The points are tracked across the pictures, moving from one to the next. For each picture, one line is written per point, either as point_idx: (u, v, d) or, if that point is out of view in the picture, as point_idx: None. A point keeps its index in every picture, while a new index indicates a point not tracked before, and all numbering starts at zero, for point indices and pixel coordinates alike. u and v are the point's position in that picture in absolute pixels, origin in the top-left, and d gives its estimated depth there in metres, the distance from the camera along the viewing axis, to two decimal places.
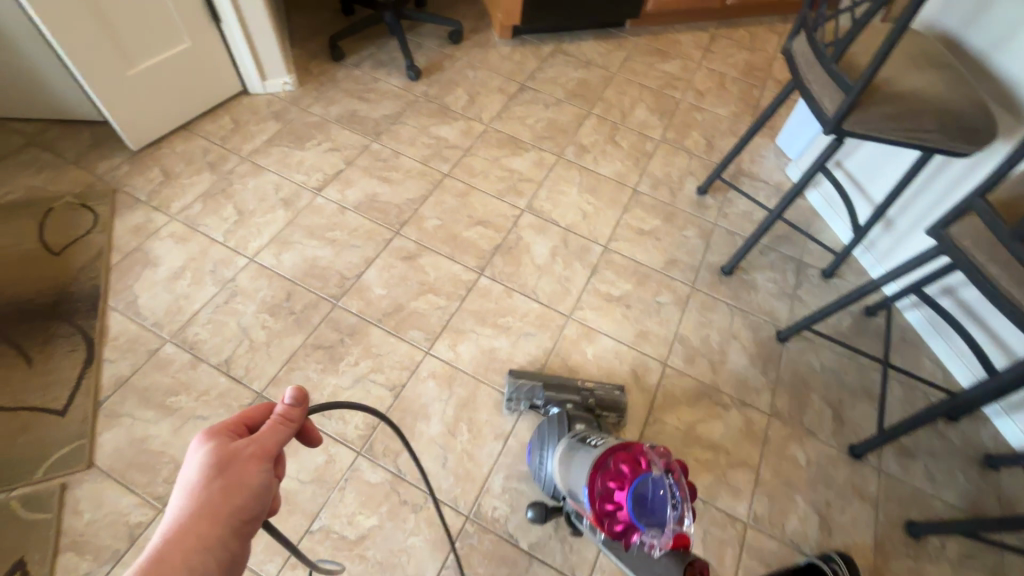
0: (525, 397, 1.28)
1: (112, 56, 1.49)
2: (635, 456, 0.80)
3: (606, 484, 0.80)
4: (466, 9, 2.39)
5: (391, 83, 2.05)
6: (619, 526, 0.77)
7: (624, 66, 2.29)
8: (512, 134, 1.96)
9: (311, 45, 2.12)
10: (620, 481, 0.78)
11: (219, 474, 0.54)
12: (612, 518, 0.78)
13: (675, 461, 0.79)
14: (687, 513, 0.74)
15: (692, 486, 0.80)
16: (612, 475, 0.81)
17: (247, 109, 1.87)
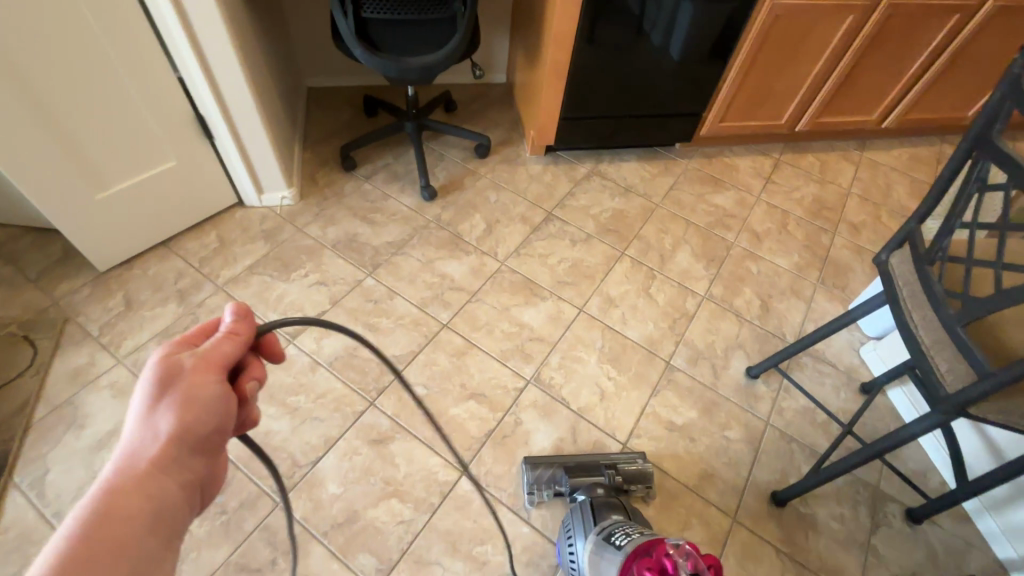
0: (547, 485, 1.23)
1: (77, 178, 1.33)
2: (658, 561, 0.80)
3: None
4: (498, 117, 2.20)
5: (402, 203, 1.85)
6: None
7: (668, 195, 2.02)
8: (528, 276, 1.69)
9: (323, 151, 1.95)
10: None
11: (166, 391, 0.53)
12: None
13: (703, 558, 0.76)
14: None
15: None
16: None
17: (237, 226, 1.70)
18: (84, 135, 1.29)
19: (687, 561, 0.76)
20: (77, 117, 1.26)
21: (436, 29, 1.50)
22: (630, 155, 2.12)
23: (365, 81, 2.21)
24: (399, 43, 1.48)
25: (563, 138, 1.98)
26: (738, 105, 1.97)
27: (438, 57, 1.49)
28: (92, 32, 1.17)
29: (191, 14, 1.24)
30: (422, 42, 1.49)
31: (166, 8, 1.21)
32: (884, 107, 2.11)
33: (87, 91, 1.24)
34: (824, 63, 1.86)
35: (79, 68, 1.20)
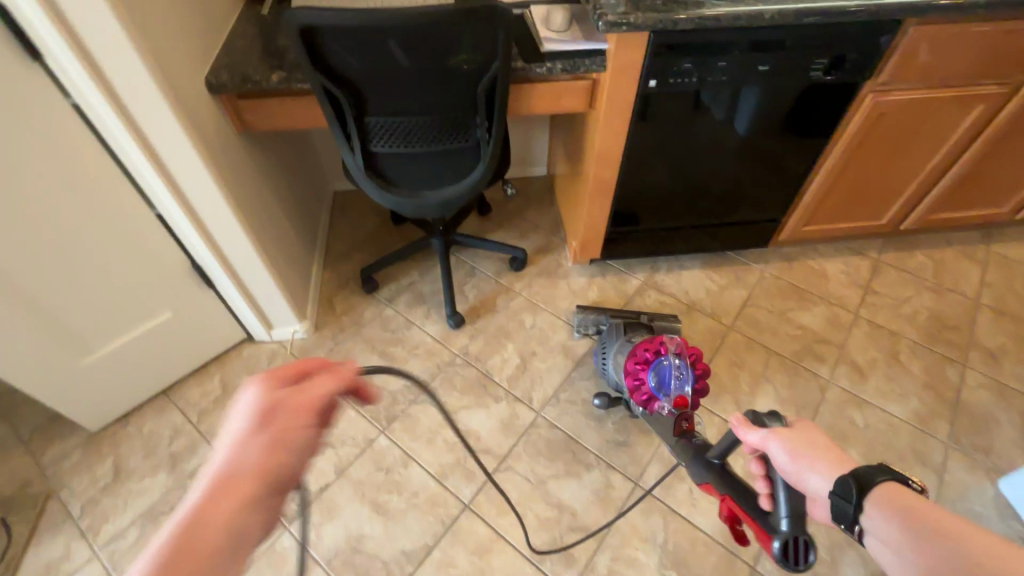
0: (592, 323, 1.57)
1: (59, 348, 1.20)
2: (656, 348, 1.27)
3: (636, 364, 1.26)
4: (537, 218, 1.96)
5: (425, 331, 1.63)
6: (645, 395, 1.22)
7: (741, 314, 1.68)
8: (569, 433, 1.40)
9: (344, 269, 1.78)
10: (645, 360, 1.25)
11: (263, 425, 0.47)
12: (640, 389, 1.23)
13: (682, 350, 1.25)
14: (686, 381, 1.19)
15: (697, 369, 1.24)
16: (639, 360, 1.27)
17: (243, 368, 1.53)
18: (63, 305, 1.16)
19: (675, 348, 1.26)
20: (54, 288, 1.13)
21: (455, 159, 1.28)
22: (692, 262, 1.80)
23: None
24: (412, 175, 1.29)
25: (612, 249, 1.70)
26: (827, 208, 1.62)
27: (455, 190, 1.31)
28: (64, 202, 1.06)
29: (175, 173, 1.10)
30: (441, 175, 1.29)
31: (146, 170, 1.08)
32: (1020, 199, 1.69)
33: (64, 261, 1.12)
34: (939, 157, 1.49)
35: (51, 241, 1.07)
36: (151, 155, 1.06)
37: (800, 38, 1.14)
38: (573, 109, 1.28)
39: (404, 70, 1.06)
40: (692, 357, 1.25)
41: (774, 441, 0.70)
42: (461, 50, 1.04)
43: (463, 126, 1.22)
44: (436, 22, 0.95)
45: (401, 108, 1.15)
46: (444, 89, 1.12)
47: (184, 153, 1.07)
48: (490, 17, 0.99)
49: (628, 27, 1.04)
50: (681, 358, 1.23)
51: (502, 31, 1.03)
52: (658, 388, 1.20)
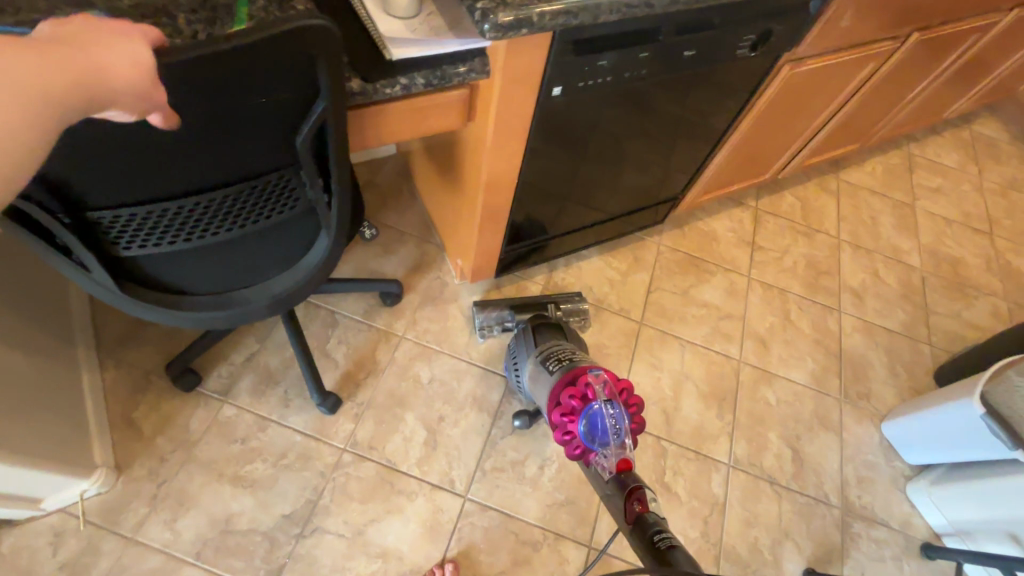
0: (496, 321, 1.36)
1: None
2: (583, 389, 0.97)
3: (562, 414, 0.96)
4: (399, 222, 1.53)
5: (291, 426, 1.21)
6: (577, 450, 0.92)
7: (649, 304, 1.55)
8: (506, 511, 1.20)
9: (137, 361, 1.22)
10: (570, 407, 0.95)
11: None
12: (571, 443, 0.94)
13: (615, 390, 0.96)
14: (625, 433, 0.91)
15: (636, 415, 0.97)
16: (565, 408, 0.96)
17: (11, 574, 1.00)
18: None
19: (604, 387, 0.97)
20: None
21: (279, 238, 0.81)
22: (590, 250, 1.59)
23: None
24: (210, 271, 0.79)
25: (506, 262, 1.39)
26: (722, 176, 1.48)
27: (289, 278, 0.85)
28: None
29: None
30: (260, 260, 0.82)
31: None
32: (871, 134, 1.74)
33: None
34: (825, 114, 1.41)
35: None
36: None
37: (730, 13, 0.87)
38: (446, 127, 0.87)
39: (141, 141, 0.55)
40: (626, 392, 0.97)
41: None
42: (252, 96, 0.56)
43: (282, 191, 0.74)
44: (183, 68, 0.46)
45: (161, 190, 0.63)
46: (235, 150, 0.63)
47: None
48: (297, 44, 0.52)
49: (528, 31, 0.67)
50: (614, 401, 0.95)
51: (326, 67, 0.58)
52: (592, 444, 0.92)
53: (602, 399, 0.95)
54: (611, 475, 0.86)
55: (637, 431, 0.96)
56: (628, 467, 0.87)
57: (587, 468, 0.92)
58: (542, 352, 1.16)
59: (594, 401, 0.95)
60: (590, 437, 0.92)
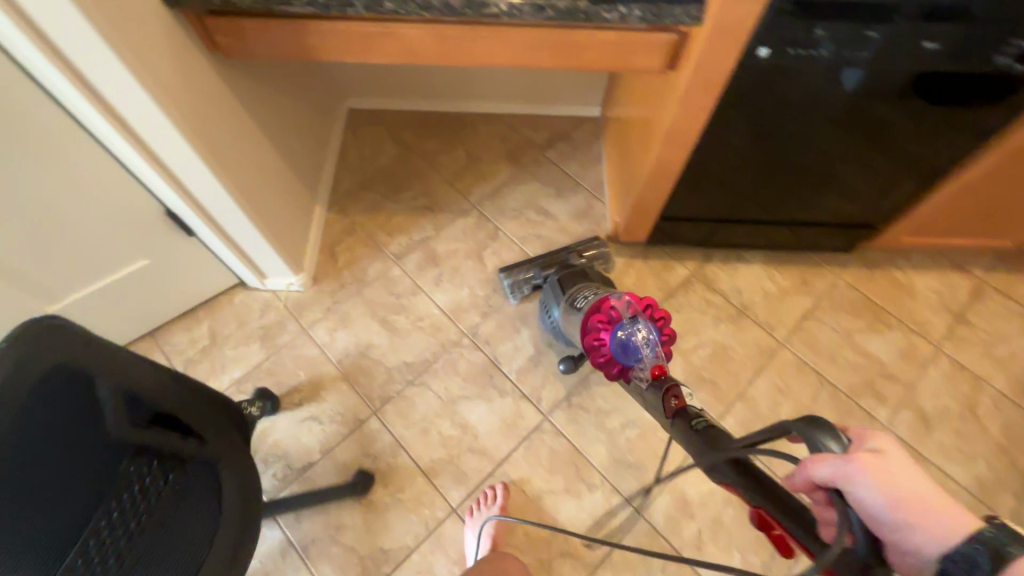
0: (524, 280, 1.39)
1: (16, 298, 1.06)
2: (607, 313, 0.99)
3: (594, 334, 0.98)
4: (579, 174, 1.66)
5: (433, 300, 1.45)
6: (613, 368, 0.96)
7: (798, 330, 1.43)
8: (576, 446, 1.26)
9: (352, 213, 1.57)
10: (602, 323, 0.98)
11: None
12: (606, 363, 0.96)
13: (638, 307, 0.98)
14: (655, 341, 0.93)
15: (665, 328, 0.98)
16: (597, 322, 0.99)
17: (234, 317, 1.41)
18: (13, 251, 1.00)
19: (628, 308, 0.99)
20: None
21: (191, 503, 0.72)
22: (753, 257, 1.53)
23: (418, 107, 1.75)
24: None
25: (662, 232, 1.43)
26: (943, 219, 1.30)
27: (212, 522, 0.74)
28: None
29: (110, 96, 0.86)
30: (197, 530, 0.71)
31: (57, 80, 0.81)
32: None
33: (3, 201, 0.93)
34: None
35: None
36: (67, 72, 0.80)
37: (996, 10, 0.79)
38: (647, 67, 0.96)
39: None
40: (650, 307, 0.99)
41: (867, 477, 0.44)
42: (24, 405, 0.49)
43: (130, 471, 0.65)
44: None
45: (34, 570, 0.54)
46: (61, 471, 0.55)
47: (115, 73, 0.82)
48: (36, 354, 0.49)
49: None
50: (640, 317, 0.97)
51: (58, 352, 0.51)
52: (625, 353, 0.94)
53: (626, 319, 0.97)
54: (648, 382, 0.88)
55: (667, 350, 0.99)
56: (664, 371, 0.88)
57: (627, 381, 0.95)
58: (571, 296, 1.18)
59: (620, 321, 0.97)
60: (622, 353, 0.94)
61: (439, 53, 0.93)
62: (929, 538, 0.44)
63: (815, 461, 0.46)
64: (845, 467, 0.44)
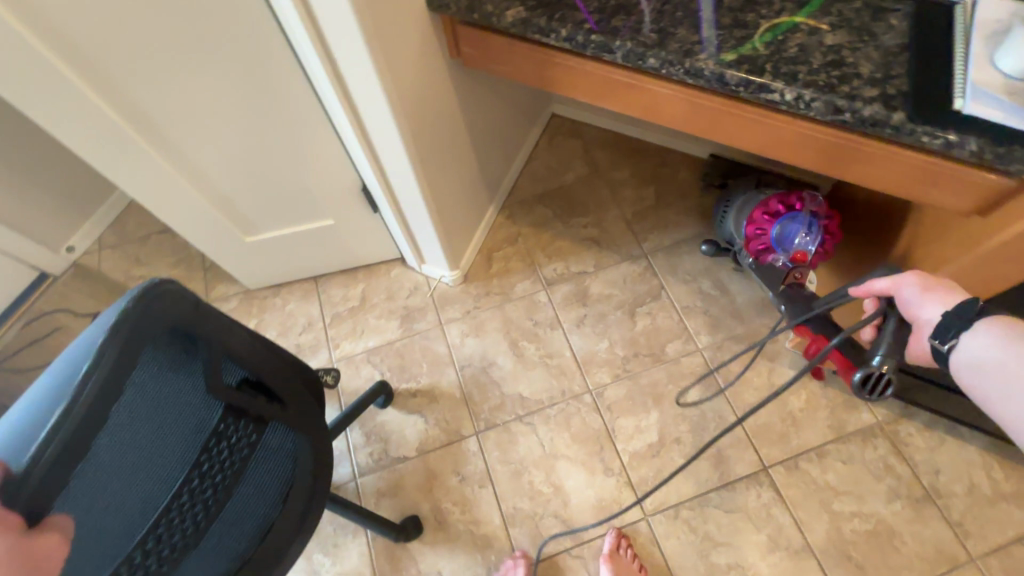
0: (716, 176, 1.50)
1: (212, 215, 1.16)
2: (791, 202, 1.15)
3: (764, 213, 1.16)
4: None
5: (569, 340, 1.36)
6: (760, 247, 1.16)
7: (1005, 553, 1.09)
8: (668, 564, 1.12)
9: (520, 223, 1.53)
10: (773, 210, 1.15)
11: None
12: (758, 240, 1.17)
13: (822, 210, 1.11)
14: (816, 238, 1.09)
15: (834, 234, 1.11)
16: (769, 209, 1.17)
17: (384, 289, 1.47)
18: (227, 179, 1.09)
19: (812, 207, 1.12)
20: (213, 158, 1.04)
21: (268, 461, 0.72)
22: (972, 436, 1.19)
23: (621, 129, 1.64)
24: (222, 546, 0.67)
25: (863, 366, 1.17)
26: None
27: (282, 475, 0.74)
28: (229, 72, 0.87)
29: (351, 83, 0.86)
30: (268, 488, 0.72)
31: (321, 76, 0.85)
32: None
33: (230, 135, 0.99)
34: None
35: (212, 111, 0.94)
36: (329, 65, 0.82)
37: None
38: (948, 207, 0.73)
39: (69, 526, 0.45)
40: (828, 219, 1.11)
41: (910, 281, 0.70)
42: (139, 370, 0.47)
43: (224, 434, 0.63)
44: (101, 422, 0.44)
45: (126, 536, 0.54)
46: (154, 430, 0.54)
47: (364, 70, 0.82)
48: (152, 315, 0.47)
49: None
50: (816, 217, 1.11)
51: (171, 313, 0.49)
52: (779, 239, 1.13)
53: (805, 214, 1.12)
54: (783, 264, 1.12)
55: (823, 256, 1.13)
56: (804, 260, 1.09)
57: (763, 261, 1.16)
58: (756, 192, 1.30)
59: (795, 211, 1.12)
60: (778, 239, 1.14)
61: (686, 119, 0.80)
62: (937, 311, 0.67)
63: (874, 279, 0.74)
64: (898, 278, 0.71)
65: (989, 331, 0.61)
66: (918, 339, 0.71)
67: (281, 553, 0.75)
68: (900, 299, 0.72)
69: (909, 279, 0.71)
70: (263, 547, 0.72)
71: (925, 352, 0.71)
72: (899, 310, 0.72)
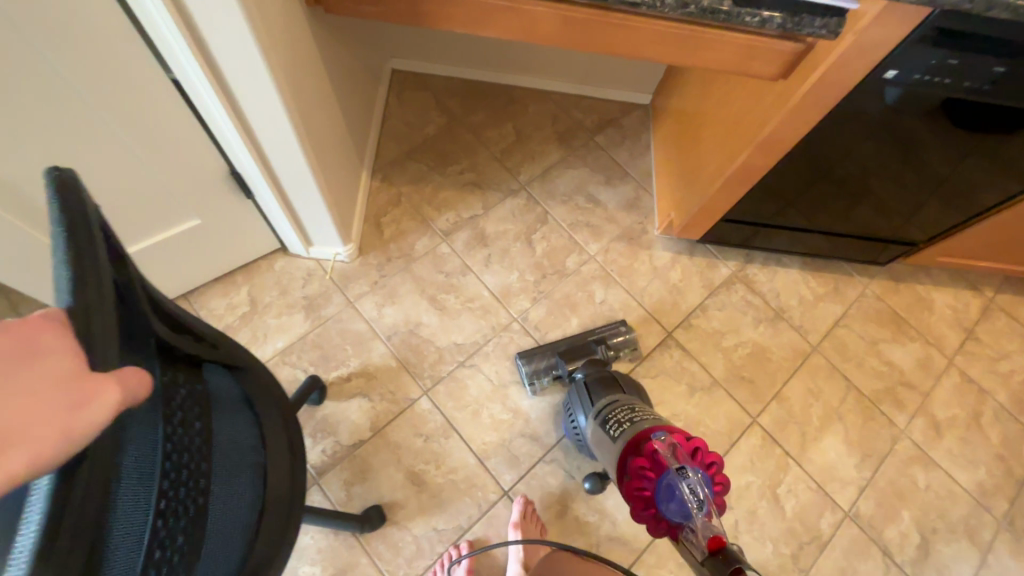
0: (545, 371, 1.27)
1: (26, 234, 0.92)
2: (650, 459, 0.76)
3: (635, 488, 0.75)
4: (626, 163, 1.65)
5: (482, 282, 1.42)
6: (660, 528, 0.72)
7: (830, 335, 1.49)
8: None
9: (398, 183, 1.51)
10: (637, 478, 0.75)
11: None
12: (653, 523, 0.73)
13: (686, 452, 0.74)
14: (708, 501, 0.69)
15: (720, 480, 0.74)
16: (633, 479, 0.75)
17: (275, 283, 1.34)
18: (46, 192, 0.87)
19: (672, 451, 0.75)
20: (22, 168, 0.81)
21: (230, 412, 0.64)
22: (791, 261, 1.57)
23: (465, 75, 1.68)
24: (229, 514, 0.59)
25: (718, 231, 1.45)
26: (977, 242, 1.37)
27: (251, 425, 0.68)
28: (33, 45, 0.69)
29: (211, 38, 0.75)
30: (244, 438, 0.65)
31: (172, 37, 0.73)
32: None
33: (46, 133, 0.79)
34: None
35: (11, 102, 0.73)
36: (182, 24, 0.72)
37: None
38: (763, 75, 0.95)
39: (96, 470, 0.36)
40: (711, 466, 0.73)
41: None
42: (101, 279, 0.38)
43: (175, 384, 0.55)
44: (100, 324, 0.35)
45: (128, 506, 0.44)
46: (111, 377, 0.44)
47: (230, 22, 0.72)
48: (91, 208, 0.38)
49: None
50: (690, 465, 0.72)
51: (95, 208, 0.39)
52: (668, 510, 0.71)
53: (674, 469, 0.72)
54: (701, 554, 0.64)
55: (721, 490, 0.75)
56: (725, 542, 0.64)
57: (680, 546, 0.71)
58: (602, 415, 1.01)
59: (665, 471, 0.73)
60: (669, 509, 0.71)
61: (562, 33, 0.88)
62: None
63: None
64: None
65: None
66: None
67: (285, 503, 0.70)
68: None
69: None
70: (270, 492, 0.67)
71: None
72: None
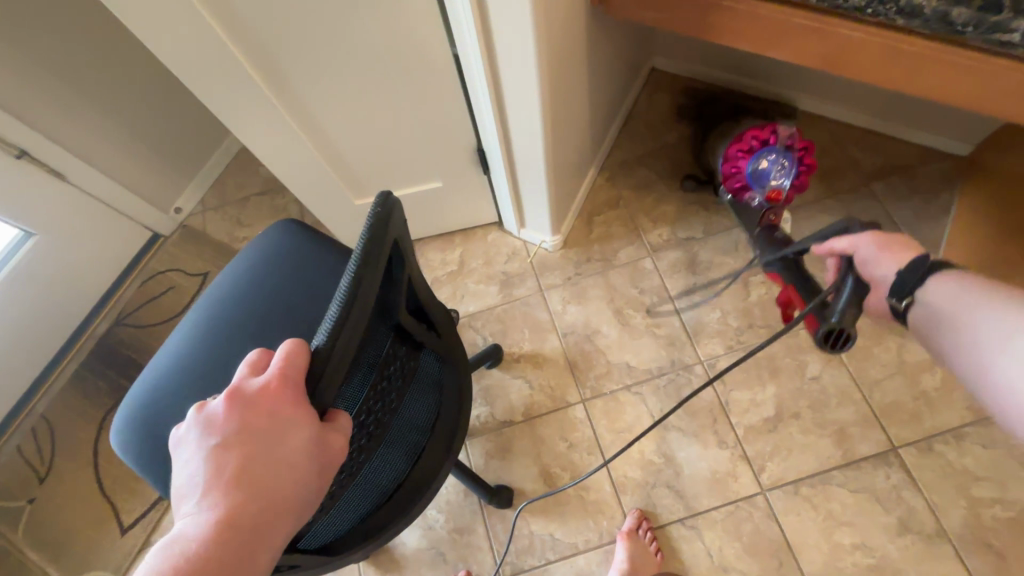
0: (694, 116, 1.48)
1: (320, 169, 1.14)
2: (766, 135, 1.13)
3: (738, 150, 1.15)
4: (905, 223, 1.32)
5: (676, 310, 1.32)
6: (737, 183, 1.15)
7: None
8: (787, 540, 1.09)
9: (620, 186, 1.47)
10: (747, 146, 1.14)
11: None
12: (734, 178, 1.16)
13: (796, 142, 1.11)
14: (789, 176, 1.11)
15: (807, 166, 1.12)
16: (740, 144, 1.15)
17: (483, 253, 1.45)
18: (342, 137, 1.06)
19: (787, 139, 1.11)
20: (332, 115, 1.00)
21: (422, 394, 0.71)
22: None
23: (729, 86, 1.52)
24: (378, 475, 0.68)
25: None
26: None
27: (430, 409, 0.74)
28: (364, 18, 0.83)
29: (494, 18, 0.80)
30: (420, 419, 0.72)
31: (465, 19, 0.80)
32: None
33: (351, 90, 0.96)
34: None
35: (337, 62, 0.90)
36: (477, 7, 0.78)
37: None
38: None
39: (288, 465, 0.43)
40: (804, 150, 1.11)
41: (867, 242, 0.64)
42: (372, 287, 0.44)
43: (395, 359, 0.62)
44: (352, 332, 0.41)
45: None
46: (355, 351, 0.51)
47: (516, 7, 0.76)
48: (388, 226, 0.44)
49: None
50: (789, 147, 1.11)
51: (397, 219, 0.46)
52: (752, 174, 1.13)
53: (779, 147, 1.12)
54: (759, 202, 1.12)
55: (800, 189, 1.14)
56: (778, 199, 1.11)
57: (739, 199, 1.16)
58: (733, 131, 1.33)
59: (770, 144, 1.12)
60: (753, 176, 1.13)
61: (876, 69, 0.71)
62: (894, 269, 0.62)
63: (836, 242, 0.67)
64: (856, 238, 0.65)
65: (944, 284, 0.58)
66: (876, 299, 0.66)
67: (420, 489, 0.75)
68: (857, 258, 0.66)
69: (948, 283, 0.57)
70: (415, 471, 0.74)
71: (879, 309, 0.66)
72: (855, 272, 0.66)
